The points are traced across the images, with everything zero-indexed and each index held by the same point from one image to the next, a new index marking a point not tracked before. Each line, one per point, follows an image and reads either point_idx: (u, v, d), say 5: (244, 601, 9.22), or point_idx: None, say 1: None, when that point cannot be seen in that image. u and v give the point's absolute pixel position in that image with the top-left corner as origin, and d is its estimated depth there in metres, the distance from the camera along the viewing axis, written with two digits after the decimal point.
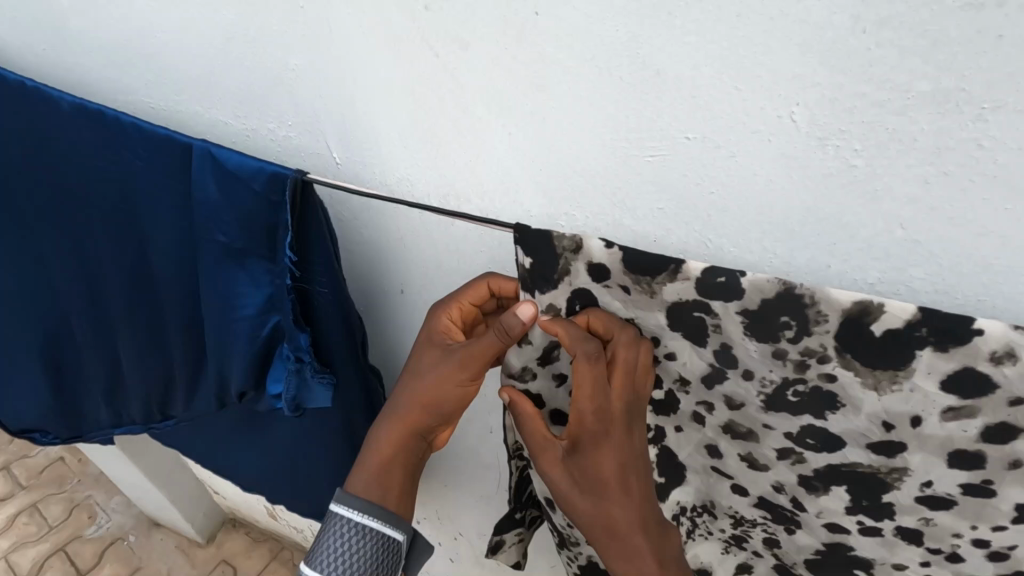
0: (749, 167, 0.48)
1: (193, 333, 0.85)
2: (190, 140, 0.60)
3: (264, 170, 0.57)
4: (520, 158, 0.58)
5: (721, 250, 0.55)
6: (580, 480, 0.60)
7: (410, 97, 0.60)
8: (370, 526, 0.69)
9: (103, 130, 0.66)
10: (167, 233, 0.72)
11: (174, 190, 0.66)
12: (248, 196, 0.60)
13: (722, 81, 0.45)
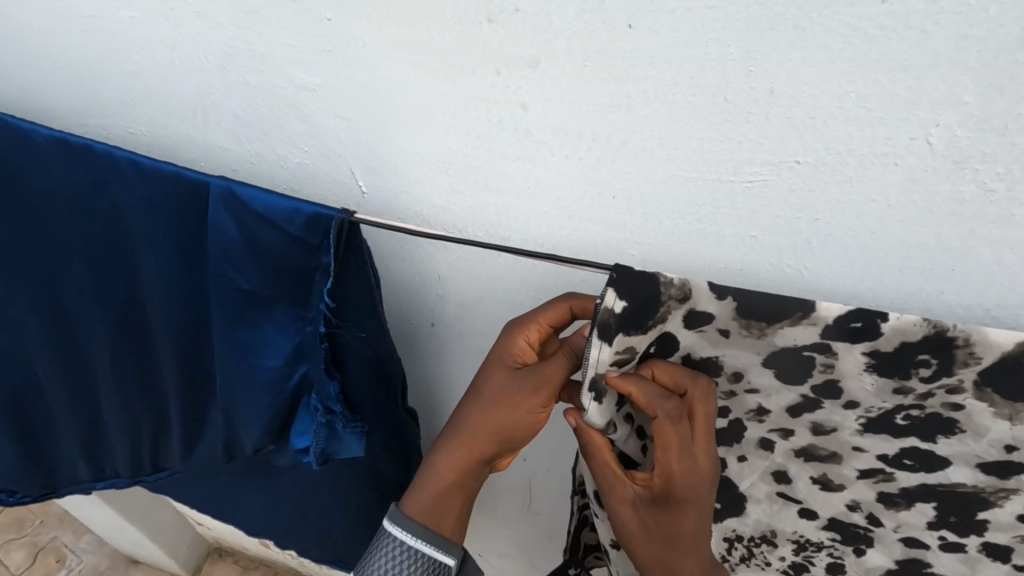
0: (866, 192, 0.44)
1: (192, 389, 0.75)
2: (205, 178, 0.51)
3: (303, 210, 0.50)
4: (589, 184, 0.52)
5: (818, 277, 0.50)
6: (662, 551, 0.50)
7: (459, 120, 0.52)
8: (422, 548, 0.59)
9: (91, 166, 0.56)
10: (170, 280, 0.63)
11: (184, 234, 0.58)
12: (281, 240, 0.52)
13: (849, 100, 0.40)
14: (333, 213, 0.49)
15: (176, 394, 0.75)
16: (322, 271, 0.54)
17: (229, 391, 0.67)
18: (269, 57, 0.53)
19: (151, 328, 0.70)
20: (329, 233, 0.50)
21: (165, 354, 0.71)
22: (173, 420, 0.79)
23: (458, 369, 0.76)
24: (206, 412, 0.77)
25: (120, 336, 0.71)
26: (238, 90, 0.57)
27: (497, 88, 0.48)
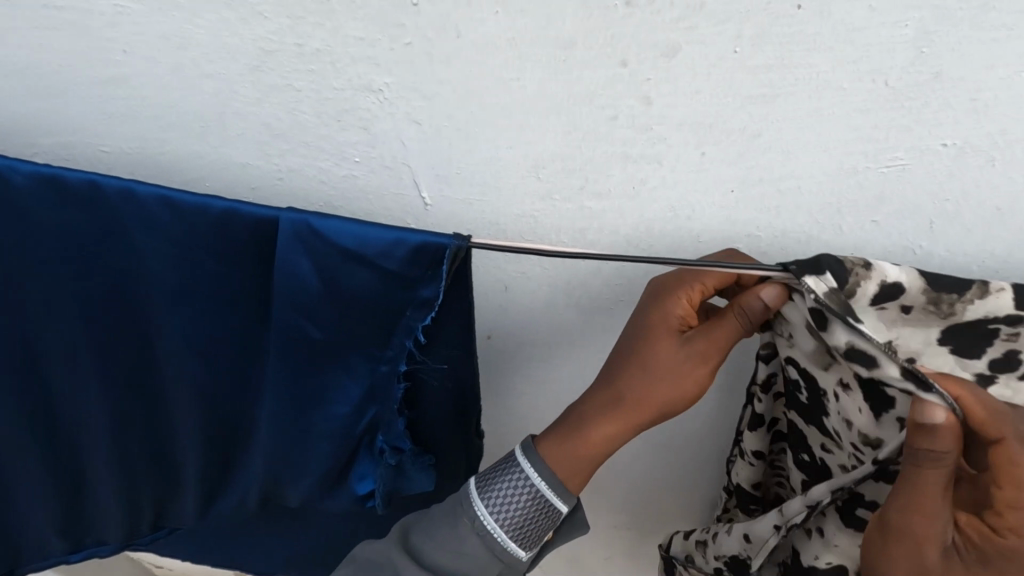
0: (1006, 173, 0.43)
1: (203, 456, 0.62)
2: (275, 212, 0.45)
3: (406, 240, 0.45)
4: (712, 181, 0.47)
5: (929, 256, 0.48)
6: None
7: (565, 118, 0.45)
8: (540, 491, 0.54)
9: (108, 210, 0.47)
10: (207, 334, 0.54)
11: (237, 277, 0.50)
12: (375, 275, 0.47)
13: (1017, 78, 0.39)
14: (445, 240, 0.44)
15: (198, 463, 0.63)
16: (418, 305, 0.49)
17: (281, 446, 0.58)
18: (325, 53, 0.44)
19: (168, 399, 0.58)
20: (440, 263, 0.46)
21: (183, 423, 0.60)
22: (182, 492, 0.65)
23: (519, 383, 0.68)
24: (234, 478, 0.64)
25: (130, 410, 0.59)
26: (274, 95, 0.47)
27: (619, 83, 0.43)
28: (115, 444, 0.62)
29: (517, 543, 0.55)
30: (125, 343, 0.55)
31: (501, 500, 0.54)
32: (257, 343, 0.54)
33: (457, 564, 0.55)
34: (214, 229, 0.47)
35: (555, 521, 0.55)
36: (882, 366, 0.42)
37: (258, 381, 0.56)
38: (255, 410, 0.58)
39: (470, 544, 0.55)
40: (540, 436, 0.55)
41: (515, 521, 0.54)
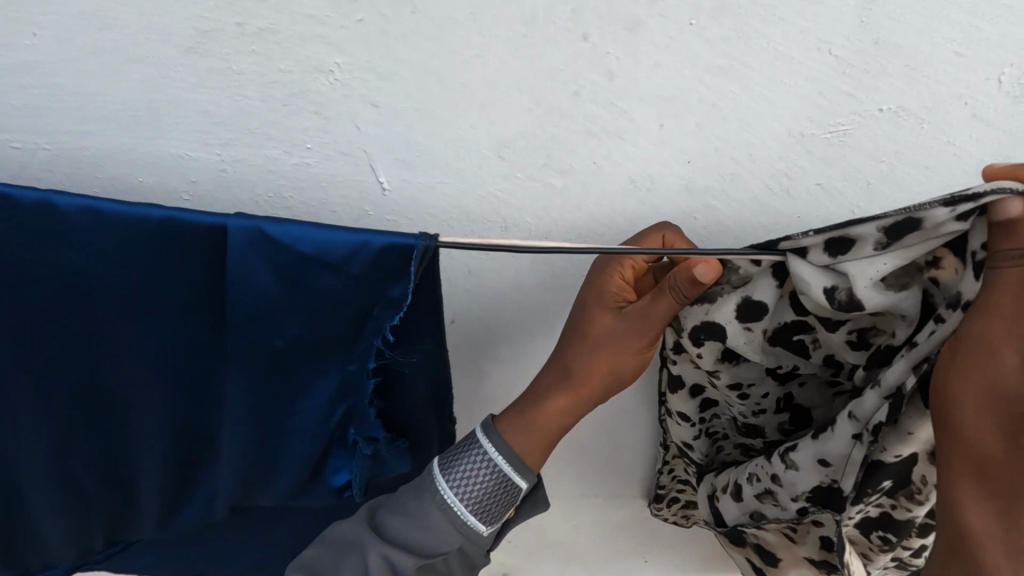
0: (937, 135, 0.47)
1: (159, 471, 0.59)
2: (222, 218, 0.42)
3: (370, 242, 0.43)
4: (673, 153, 0.48)
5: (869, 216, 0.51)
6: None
7: (528, 94, 0.45)
8: (499, 467, 0.53)
9: (35, 221, 0.43)
10: (154, 350, 0.50)
11: (185, 288, 0.47)
12: (339, 278, 0.45)
13: (944, 45, 0.43)
14: (413, 240, 0.42)
15: (155, 479, 0.59)
16: (387, 304, 0.47)
17: (252, 453, 0.56)
18: (269, 31, 0.42)
19: (118, 418, 0.54)
20: (409, 264, 0.44)
21: (137, 440, 0.56)
22: (141, 507, 0.62)
23: (488, 363, 0.68)
24: (196, 487, 0.61)
25: (74, 434, 0.55)
26: (212, 80, 0.44)
27: (581, 57, 0.43)
28: (57, 472, 0.57)
29: (476, 520, 0.53)
30: (61, 368, 0.51)
31: (463, 479, 0.53)
32: (212, 355, 0.51)
33: (416, 543, 0.54)
34: (157, 236, 0.43)
35: (515, 498, 0.55)
36: (926, 216, 0.37)
37: (219, 391, 0.53)
38: (217, 419, 0.55)
39: (430, 522, 0.53)
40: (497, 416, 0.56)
41: (474, 500, 0.53)
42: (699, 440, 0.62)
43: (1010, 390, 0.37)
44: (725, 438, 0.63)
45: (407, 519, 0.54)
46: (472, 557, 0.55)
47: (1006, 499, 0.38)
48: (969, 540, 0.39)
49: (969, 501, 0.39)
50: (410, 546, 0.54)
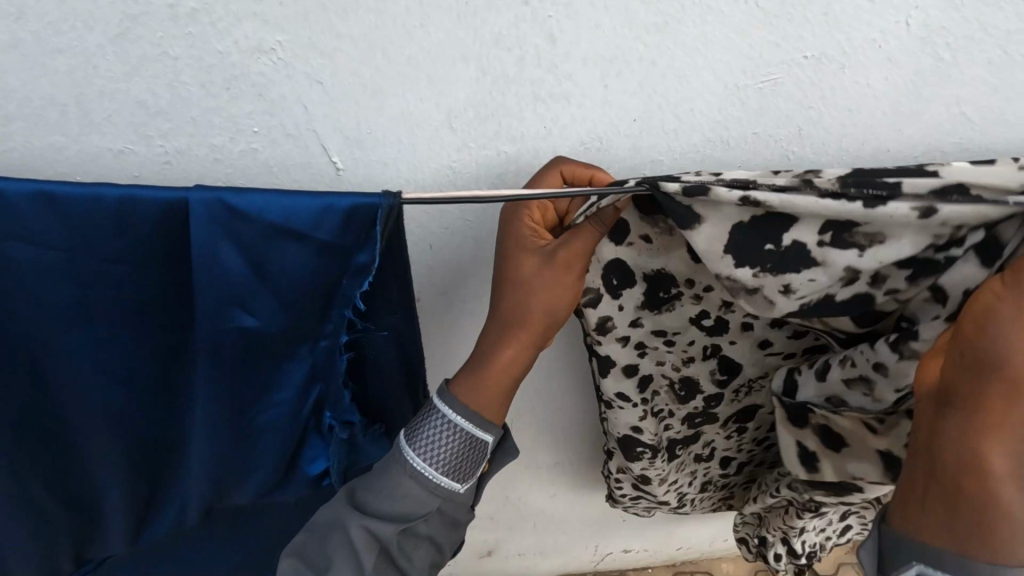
0: (856, 76, 0.50)
1: (128, 475, 0.57)
2: (182, 193, 0.41)
3: (333, 207, 0.42)
4: (618, 113, 0.50)
5: (801, 159, 0.55)
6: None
7: (474, 62, 0.46)
8: (462, 428, 0.53)
9: None
10: (112, 350, 0.48)
11: (138, 272, 0.45)
12: (303, 247, 0.45)
13: None
14: (376, 199, 0.42)
15: (118, 489, 0.57)
16: (354, 272, 0.47)
17: (225, 442, 0.55)
18: (203, 12, 0.41)
19: (76, 430, 0.52)
20: (373, 225, 0.44)
21: (99, 451, 0.54)
22: (109, 517, 0.59)
23: (451, 336, 0.69)
24: (167, 491, 0.60)
25: (27, 451, 0.53)
26: (147, 68, 0.42)
27: (523, 23, 0.44)
28: (14, 493, 0.55)
29: (449, 479, 0.54)
30: (10, 373, 0.48)
31: (432, 445, 0.53)
32: (177, 348, 0.49)
33: (396, 512, 0.54)
34: (106, 222, 0.42)
35: (482, 452, 0.55)
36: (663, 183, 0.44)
37: (185, 382, 0.51)
38: (185, 417, 0.54)
39: (407, 491, 0.54)
40: (453, 379, 0.55)
41: (450, 460, 0.54)
42: (646, 420, 0.63)
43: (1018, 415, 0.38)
44: (669, 414, 0.65)
45: (382, 491, 0.54)
46: (454, 514, 0.56)
47: (1005, 492, 0.38)
48: (982, 476, 0.38)
49: (939, 536, 0.40)
50: (389, 515, 0.54)
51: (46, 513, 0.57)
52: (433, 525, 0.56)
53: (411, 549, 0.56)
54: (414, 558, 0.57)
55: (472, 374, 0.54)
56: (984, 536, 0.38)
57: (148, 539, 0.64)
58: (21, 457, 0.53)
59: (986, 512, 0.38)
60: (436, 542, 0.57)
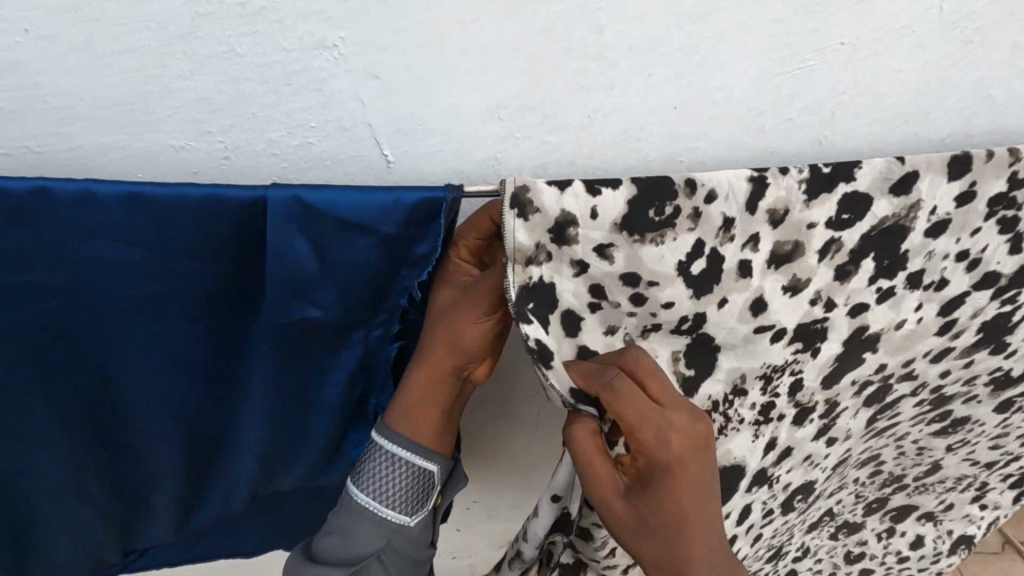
0: (888, 61, 0.52)
1: (187, 457, 0.59)
2: (261, 190, 0.42)
3: (401, 203, 0.44)
4: (658, 102, 0.52)
5: (831, 143, 0.57)
6: (659, 489, 0.47)
7: (523, 55, 0.47)
8: (404, 457, 0.53)
9: (48, 223, 0.42)
10: (177, 340, 0.50)
11: (205, 267, 0.46)
12: (368, 241, 0.46)
13: None
14: (441, 193, 0.44)
15: (173, 471, 0.59)
16: (414, 263, 0.49)
17: (281, 424, 0.57)
18: (269, 10, 0.42)
19: (140, 420, 0.54)
20: (436, 217, 0.46)
21: (156, 439, 0.56)
22: (165, 499, 0.62)
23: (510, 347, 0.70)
24: (219, 473, 0.62)
25: (91, 438, 0.54)
26: (212, 65, 0.44)
27: (572, 16, 0.46)
28: (75, 480, 0.56)
29: (397, 514, 0.54)
30: (80, 358, 0.49)
31: (375, 482, 0.54)
32: (237, 338, 0.51)
33: (346, 557, 0.54)
34: (176, 219, 0.43)
35: (431, 483, 0.55)
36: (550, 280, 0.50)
37: (245, 367, 0.53)
38: (242, 404, 0.56)
39: (353, 529, 0.54)
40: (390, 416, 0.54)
41: (395, 496, 0.54)
42: None
43: (664, 560, 0.48)
44: None
45: (333, 535, 0.55)
46: (406, 551, 0.56)
47: None
48: None
49: None
50: (340, 558, 0.54)
51: (106, 495, 0.59)
52: (389, 567, 0.55)
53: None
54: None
55: (402, 406, 0.53)
56: None
57: (195, 522, 0.66)
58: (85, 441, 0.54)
59: None
60: None
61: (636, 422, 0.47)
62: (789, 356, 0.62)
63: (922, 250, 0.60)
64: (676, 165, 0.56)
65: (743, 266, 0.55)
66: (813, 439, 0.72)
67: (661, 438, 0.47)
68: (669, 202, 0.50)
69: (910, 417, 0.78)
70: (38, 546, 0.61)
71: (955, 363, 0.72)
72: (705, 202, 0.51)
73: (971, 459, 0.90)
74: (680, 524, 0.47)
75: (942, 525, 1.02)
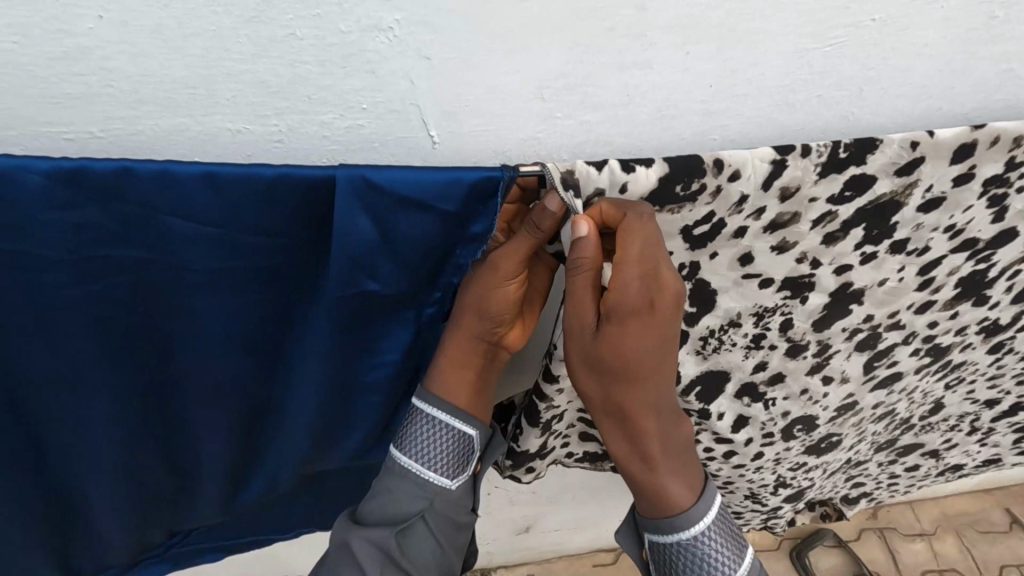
0: (917, 36, 0.54)
1: (241, 431, 0.61)
2: (330, 169, 0.44)
3: (461, 181, 0.46)
4: (695, 78, 0.53)
5: (857, 120, 0.59)
6: (625, 323, 0.51)
7: (568, 35, 0.49)
8: (441, 419, 0.58)
9: (126, 200, 0.44)
10: (242, 315, 0.52)
11: (268, 246, 0.48)
12: (425, 218, 0.48)
13: None
14: (499, 172, 0.46)
15: (228, 445, 0.62)
16: (469, 240, 0.50)
17: (331, 401, 0.60)
18: None
19: (203, 392, 0.57)
20: (493, 197, 0.47)
21: (214, 413, 0.59)
22: (219, 472, 0.65)
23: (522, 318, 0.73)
24: (268, 448, 0.64)
25: (152, 409, 0.57)
26: (272, 47, 0.45)
27: None
28: (139, 447, 0.60)
29: (436, 474, 0.60)
30: (148, 332, 0.52)
31: (419, 443, 0.59)
32: (296, 314, 0.53)
33: (391, 517, 0.61)
34: (242, 201, 0.44)
35: (466, 441, 0.61)
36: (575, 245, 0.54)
37: (301, 343, 0.55)
38: (294, 380, 0.58)
39: (399, 489, 0.60)
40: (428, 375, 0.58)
41: (436, 453, 0.60)
42: None
43: (610, 396, 0.55)
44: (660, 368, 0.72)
45: (378, 495, 0.61)
46: (446, 509, 0.62)
47: (625, 430, 0.57)
48: (615, 412, 0.56)
49: (617, 437, 0.58)
50: (384, 517, 0.61)
51: (162, 463, 0.62)
52: (432, 521, 0.62)
53: (417, 549, 0.62)
54: (420, 558, 0.62)
55: (437, 369, 0.57)
56: (634, 427, 0.56)
57: (243, 496, 0.69)
58: (153, 409, 0.57)
59: (625, 419, 0.56)
60: (436, 537, 0.62)
61: (637, 263, 0.49)
62: (778, 301, 0.66)
63: (910, 223, 0.62)
64: (708, 144, 0.59)
65: (739, 231, 0.58)
66: (808, 374, 0.76)
67: (649, 284, 0.50)
68: (697, 178, 0.52)
69: (910, 367, 0.80)
70: (96, 516, 0.64)
71: (942, 315, 0.74)
72: (729, 180, 0.52)
73: (972, 398, 0.94)
74: (631, 368, 0.53)
75: (943, 459, 1.08)
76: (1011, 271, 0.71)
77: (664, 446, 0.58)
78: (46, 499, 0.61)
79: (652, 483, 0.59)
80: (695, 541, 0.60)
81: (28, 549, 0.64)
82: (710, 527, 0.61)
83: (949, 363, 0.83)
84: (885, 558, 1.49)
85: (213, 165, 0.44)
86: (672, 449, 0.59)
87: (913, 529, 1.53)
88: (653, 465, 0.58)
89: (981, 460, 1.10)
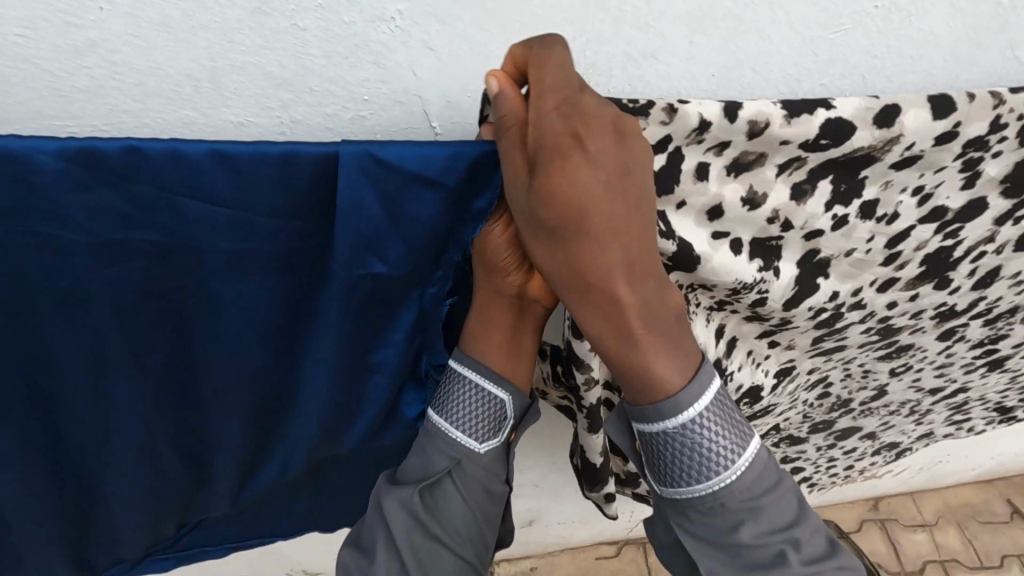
0: (922, 24, 0.54)
1: (251, 417, 0.61)
2: (335, 146, 0.44)
3: (463, 155, 0.47)
4: (699, 67, 0.53)
5: None
6: (554, 166, 0.45)
7: (573, 23, 0.49)
8: (473, 379, 0.59)
9: (137, 185, 0.44)
10: (252, 297, 0.52)
11: (277, 229, 0.48)
12: (429, 196, 0.48)
13: None
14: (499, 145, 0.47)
15: (240, 431, 0.62)
16: (472, 217, 0.51)
17: (340, 385, 0.60)
18: None
19: (213, 377, 0.57)
20: (496, 169, 0.48)
21: (224, 398, 0.59)
22: (229, 460, 0.65)
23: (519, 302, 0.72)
24: (277, 435, 0.64)
25: (164, 395, 0.57)
26: (278, 39, 0.45)
27: None
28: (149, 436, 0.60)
29: (465, 435, 0.61)
30: (159, 318, 0.52)
31: (452, 402, 0.60)
32: (306, 296, 0.54)
33: (421, 475, 0.62)
34: (252, 184, 0.45)
35: (499, 404, 0.61)
36: None
37: (309, 326, 0.55)
38: (301, 363, 0.58)
39: (430, 448, 0.61)
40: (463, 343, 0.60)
41: (467, 412, 0.60)
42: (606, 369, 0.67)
43: (560, 253, 0.48)
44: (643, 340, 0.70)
45: (413, 457, 0.63)
46: (475, 473, 0.62)
47: (591, 300, 0.49)
48: (575, 277, 0.48)
49: (587, 313, 0.49)
50: (417, 475, 0.62)
51: (173, 451, 0.62)
52: (462, 485, 0.62)
53: (445, 510, 0.62)
54: (449, 522, 0.62)
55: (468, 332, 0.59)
56: (595, 287, 0.48)
57: (253, 484, 0.69)
58: (162, 395, 0.57)
59: (585, 281, 0.48)
60: (465, 501, 0.62)
61: (548, 100, 0.44)
62: (756, 274, 0.61)
63: (880, 180, 0.59)
64: None
65: (700, 169, 0.54)
66: (757, 337, 0.74)
67: (568, 115, 0.44)
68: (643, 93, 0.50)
69: (855, 342, 0.78)
70: (107, 506, 0.64)
71: (901, 294, 0.72)
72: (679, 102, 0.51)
73: (917, 386, 0.93)
74: (571, 210, 0.46)
75: (878, 439, 1.07)
76: (975, 253, 0.69)
77: (641, 310, 0.49)
78: (59, 490, 0.61)
79: (634, 359, 0.50)
80: (684, 429, 0.52)
81: (41, 541, 0.64)
82: (705, 414, 0.52)
83: (896, 344, 0.81)
84: (887, 550, 1.50)
85: (222, 151, 0.44)
86: (654, 319, 0.49)
87: (914, 520, 1.54)
88: (631, 338, 0.49)
89: (915, 437, 1.09)
